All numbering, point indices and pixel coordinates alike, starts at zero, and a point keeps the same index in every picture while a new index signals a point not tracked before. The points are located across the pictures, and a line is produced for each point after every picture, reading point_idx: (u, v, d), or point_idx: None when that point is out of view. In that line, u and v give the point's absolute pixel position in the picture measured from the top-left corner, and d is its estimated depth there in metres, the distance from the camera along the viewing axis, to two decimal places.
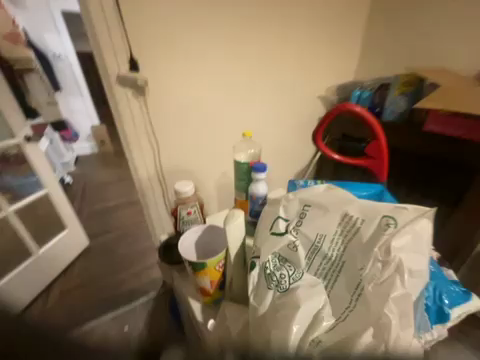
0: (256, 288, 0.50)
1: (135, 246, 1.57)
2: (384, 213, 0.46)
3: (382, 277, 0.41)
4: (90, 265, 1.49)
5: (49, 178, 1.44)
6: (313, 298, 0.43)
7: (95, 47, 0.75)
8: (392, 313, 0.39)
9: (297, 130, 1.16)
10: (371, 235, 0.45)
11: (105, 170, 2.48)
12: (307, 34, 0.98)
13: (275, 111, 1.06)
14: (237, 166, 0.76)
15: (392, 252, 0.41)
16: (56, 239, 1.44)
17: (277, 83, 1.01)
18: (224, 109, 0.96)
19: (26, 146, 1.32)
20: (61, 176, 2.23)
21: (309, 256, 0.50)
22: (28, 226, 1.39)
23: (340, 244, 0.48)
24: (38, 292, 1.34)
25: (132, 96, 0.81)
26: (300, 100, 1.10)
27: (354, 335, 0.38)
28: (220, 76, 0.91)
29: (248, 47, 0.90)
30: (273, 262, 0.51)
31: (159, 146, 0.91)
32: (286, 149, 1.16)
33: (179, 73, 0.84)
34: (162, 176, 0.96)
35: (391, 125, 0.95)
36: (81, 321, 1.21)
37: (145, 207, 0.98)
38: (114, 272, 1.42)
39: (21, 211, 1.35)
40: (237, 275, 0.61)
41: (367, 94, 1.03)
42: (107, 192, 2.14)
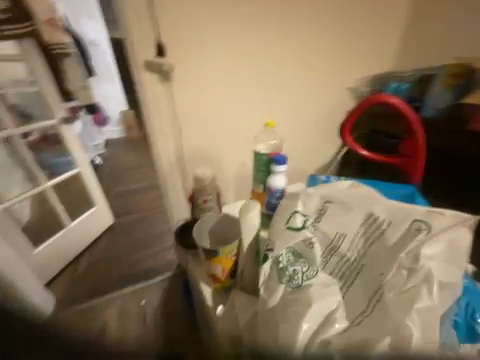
0: (267, 281, 0.48)
1: (154, 228, 1.64)
2: (415, 217, 0.44)
3: (406, 286, 0.39)
4: (114, 242, 1.60)
5: (81, 158, 1.55)
6: (326, 299, 0.42)
7: (126, 32, 0.78)
8: (414, 325, 0.36)
9: (325, 124, 1.07)
10: (397, 240, 0.44)
11: (131, 154, 2.60)
12: (343, 15, 0.88)
13: (297, 105, 1.00)
14: (256, 156, 0.75)
15: (421, 259, 0.40)
16: (85, 214, 1.56)
17: (306, 71, 0.94)
18: (247, 97, 0.93)
19: (62, 127, 1.44)
20: (92, 158, 2.39)
21: (326, 255, 0.48)
22: (62, 202, 1.53)
23: (361, 246, 0.46)
24: (69, 260, 1.49)
25: (158, 80, 0.83)
26: (333, 88, 1.00)
27: (371, 340, 0.37)
28: (245, 61, 0.88)
29: (274, 33, 0.85)
30: (287, 256, 0.48)
31: (181, 132, 0.92)
32: (310, 142, 1.10)
33: (204, 58, 0.83)
34: (182, 164, 0.98)
35: (429, 121, 0.86)
36: (105, 291, 1.34)
37: (165, 191, 1.02)
38: (134, 251, 1.52)
39: (57, 187, 1.49)
40: (249, 266, 0.61)
41: (405, 87, 0.93)
42: (131, 175, 2.26)
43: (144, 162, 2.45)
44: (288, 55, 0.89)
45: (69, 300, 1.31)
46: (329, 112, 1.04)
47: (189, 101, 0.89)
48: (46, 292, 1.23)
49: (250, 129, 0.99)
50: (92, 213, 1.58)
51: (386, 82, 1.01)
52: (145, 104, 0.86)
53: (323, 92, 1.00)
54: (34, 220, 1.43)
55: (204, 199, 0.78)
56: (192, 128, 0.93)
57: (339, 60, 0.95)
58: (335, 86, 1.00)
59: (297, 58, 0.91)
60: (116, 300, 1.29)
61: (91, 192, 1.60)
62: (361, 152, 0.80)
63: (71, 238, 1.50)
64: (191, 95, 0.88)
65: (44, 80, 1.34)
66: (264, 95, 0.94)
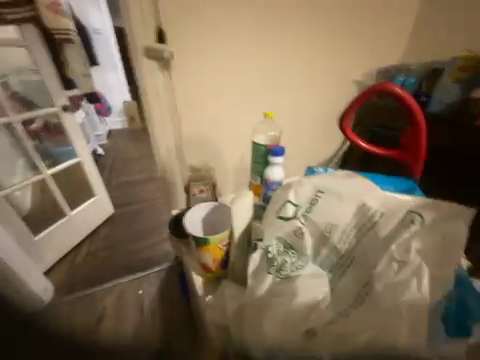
0: (255, 269, 0.47)
1: (154, 220, 1.65)
2: (406, 209, 0.45)
3: (396, 278, 0.40)
4: (112, 232, 1.62)
5: (82, 148, 1.55)
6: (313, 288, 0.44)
7: (125, 17, 0.76)
8: (401, 318, 0.38)
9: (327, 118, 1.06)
10: (389, 231, 0.44)
11: (133, 145, 2.60)
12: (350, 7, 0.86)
13: (299, 99, 0.98)
14: (254, 148, 0.74)
15: (411, 253, 0.41)
16: (86, 204, 1.57)
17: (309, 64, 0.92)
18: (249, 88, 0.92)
19: (63, 115, 1.43)
20: (94, 148, 2.40)
21: (316, 245, 0.49)
22: (63, 190, 1.54)
23: (353, 237, 0.47)
24: (68, 248, 1.51)
25: (158, 69, 0.82)
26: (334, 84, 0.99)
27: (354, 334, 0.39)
28: (247, 52, 0.86)
29: (278, 23, 0.82)
30: (277, 247, 0.48)
31: (180, 122, 0.91)
32: (311, 137, 1.08)
33: (206, 48, 0.82)
34: (181, 158, 0.98)
35: (434, 117, 0.84)
36: (103, 280, 1.35)
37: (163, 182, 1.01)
38: (134, 241, 1.53)
39: (58, 176, 1.50)
40: (240, 257, 0.61)
41: (411, 80, 0.90)
42: (133, 166, 2.26)
43: (146, 153, 2.44)
44: (292, 46, 0.87)
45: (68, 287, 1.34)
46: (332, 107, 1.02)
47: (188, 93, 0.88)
48: (46, 279, 1.26)
49: (251, 122, 0.97)
50: (92, 202, 1.59)
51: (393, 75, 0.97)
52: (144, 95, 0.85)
53: (326, 87, 0.97)
54: (35, 208, 1.44)
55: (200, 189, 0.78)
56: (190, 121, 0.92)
57: (344, 54, 0.92)
58: (339, 80, 0.97)
59: (301, 50, 0.88)
60: (114, 290, 1.29)
61: (92, 182, 1.60)
62: (360, 143, 0.77)
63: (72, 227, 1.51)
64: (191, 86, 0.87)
65: (45, 67, 1.32)
66: (265, 88, 0.92)
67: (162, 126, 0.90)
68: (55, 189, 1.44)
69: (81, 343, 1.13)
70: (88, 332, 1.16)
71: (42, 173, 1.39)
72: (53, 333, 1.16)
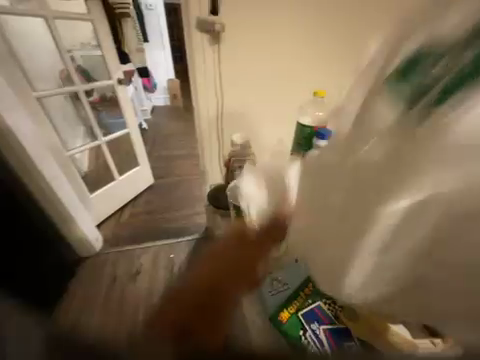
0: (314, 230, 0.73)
1: (191, 193, 1.84)
2: None
3: None
4: (152, 200, 1.82)
5: (132, 121, 1.74)
6: None
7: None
8: None
9: None
10: None
11: (173, 122, 2.79)
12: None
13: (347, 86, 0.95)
14: (299, 128, 0.71)
15: None
16: (132, 172, 1.79)
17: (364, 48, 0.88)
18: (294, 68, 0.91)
19: (118, 88, 1.60)
20: (140, 122, 2.63)
21: None
22: (114, 157, 1.73)
23: None
24: (112, 210, 1.71)
25: (208, 46, 0.82)
26: None
27: None
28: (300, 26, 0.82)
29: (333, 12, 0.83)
30: None
31: (223, 97, 0.92)
32: None
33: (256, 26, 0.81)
34: (220, 124, 0.97)
35: None
36: (141, 239, 1.54)
37: (202, 159, 1.05)
38: (170, 209, 1.72)
39: (111, 143, 1.68)
40: None
41: None
42: (174, 141, 2.45)
43: (184, 131, 2.62)
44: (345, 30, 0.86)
45: (114, 242, 1.53)
46: None
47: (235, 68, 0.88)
48: (96, 231, 1.46)
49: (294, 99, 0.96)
50: (137, 171, 1.82)
51: None
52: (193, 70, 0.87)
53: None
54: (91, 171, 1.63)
55: (240, 165, 0.77)
56: (233, 94, 0.92)
57: None
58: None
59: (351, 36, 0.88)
60: (146, 252, 1.45)
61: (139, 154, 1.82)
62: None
63: (118, 190, 1.72)
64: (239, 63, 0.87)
65: (106, 44, 1.48)
66: (309, 64, 0.91)
67: (206, 95, 0.90)
68: (108, 154, 1.63)
69: (121, 291, 1.29)
70: (128, 281, 1.32)
71: (98, 140, 1.56)
72: (99, 278, 1.35)
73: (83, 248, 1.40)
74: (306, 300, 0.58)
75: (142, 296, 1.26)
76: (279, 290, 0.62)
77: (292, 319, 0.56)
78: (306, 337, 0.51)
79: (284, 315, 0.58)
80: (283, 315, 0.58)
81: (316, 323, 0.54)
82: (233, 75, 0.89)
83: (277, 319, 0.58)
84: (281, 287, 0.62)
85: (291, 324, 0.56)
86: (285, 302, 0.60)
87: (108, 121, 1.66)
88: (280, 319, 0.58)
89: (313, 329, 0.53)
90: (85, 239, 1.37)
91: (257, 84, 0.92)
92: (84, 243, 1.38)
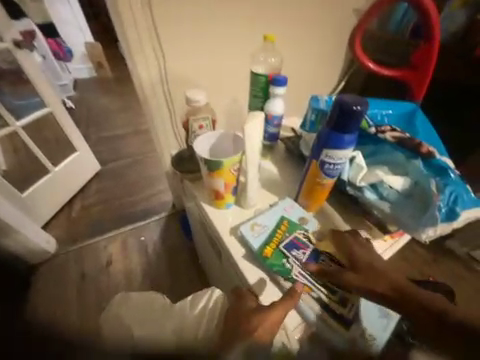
0: (253, 231, 0.49)
1: (147, 173, 1.71)
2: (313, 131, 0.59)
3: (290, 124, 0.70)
4: (201, 301, 0.50)
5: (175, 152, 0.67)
6: (259, 236, 0.48)
7: None
8: (271, 167, 0.67)
9: (316, 37, 0.86)
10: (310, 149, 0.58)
11: (107, 97, 2.50)
12: None
13: (262, 31, 0.77)
14: (253, 78, 0.65)
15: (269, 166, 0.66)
16: (225, 154, 0.52)
17: (219, 5, 0.69)
18: (156, 38, 0.68)
19: (198, 139, 0.49)
20: (63, 100, 2.26)
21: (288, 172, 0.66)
22: (41, 147, 1.46)
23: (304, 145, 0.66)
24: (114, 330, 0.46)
25: (123, 10, 0.61)
26: (273, 23, 0.77)
27: (251, 238, 0.48)
28: (152, 30, 0.66)
29: None
30: None
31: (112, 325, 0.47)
32: (255, 54, 0.80)
33: None
34: (165, 86, 0.77)
35: (390, 36, 0.78)
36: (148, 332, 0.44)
37: (247, 186, 0.52)
38: (130, 193, 1.59)
39: (29, 128, 1.38)
40: (245, 196, 0.54)
41: (328, 99, 0.59)
42: (114, 119, 2.21)
43: (120, 108, 2.36)
44: None
45: (69, 239, 1.37)
46: (334, 39, 0.88)
47: (176, 28, 0.68)
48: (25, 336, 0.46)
49: (194, 17, 0.68)
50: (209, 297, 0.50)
51: (242, 27, 0.74)
52: (122, 35, 0.66)
53: (323, 19, 0.82)
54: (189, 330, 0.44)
55: (199, 124, 0.62)
56: (178, 57, 0.73)
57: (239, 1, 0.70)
58: (339, 10, 0.82)
59: None
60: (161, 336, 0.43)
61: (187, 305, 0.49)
62: (367, 63, 0.72)
63: (54, 183, 1.45)
64: (181, 33, 0.69)
65: None
66: (295, 15, 0.78)
67: (146, 66, 0.71)
68: (30, 142, 1.34)
69: (94, 284, 1.20)
70: (98, 275, 1.23)
71: (207, 297, 0.50)
72: (63, 282, 1.22)
73: (35, 255, 1.23)
74: (285, 232, 0.48)
75: (118, 285, 1.19)
76: (262, 231, 0.49)
77: (277, 251, 0.46)
78: (292, 262, 0.44)
79: (268, 250, 0.46)
80: (267, 250, 0.46)
81: (297, 250, 0.45)
82: (174, 36, 0.69)
83: (259, 255, 0.46)
84: (261, 228, 0.49)
85: (275, 257, 0.45)
86: (267, 238, 0.47)
87: (14, 103, 1.32)
88: (265, 256, 0.45)
89: (298, 257, 0.45)
90: (30, 244, 1.17)
91: (208, 32, 0.72)
92: (34, 251, 1.21)
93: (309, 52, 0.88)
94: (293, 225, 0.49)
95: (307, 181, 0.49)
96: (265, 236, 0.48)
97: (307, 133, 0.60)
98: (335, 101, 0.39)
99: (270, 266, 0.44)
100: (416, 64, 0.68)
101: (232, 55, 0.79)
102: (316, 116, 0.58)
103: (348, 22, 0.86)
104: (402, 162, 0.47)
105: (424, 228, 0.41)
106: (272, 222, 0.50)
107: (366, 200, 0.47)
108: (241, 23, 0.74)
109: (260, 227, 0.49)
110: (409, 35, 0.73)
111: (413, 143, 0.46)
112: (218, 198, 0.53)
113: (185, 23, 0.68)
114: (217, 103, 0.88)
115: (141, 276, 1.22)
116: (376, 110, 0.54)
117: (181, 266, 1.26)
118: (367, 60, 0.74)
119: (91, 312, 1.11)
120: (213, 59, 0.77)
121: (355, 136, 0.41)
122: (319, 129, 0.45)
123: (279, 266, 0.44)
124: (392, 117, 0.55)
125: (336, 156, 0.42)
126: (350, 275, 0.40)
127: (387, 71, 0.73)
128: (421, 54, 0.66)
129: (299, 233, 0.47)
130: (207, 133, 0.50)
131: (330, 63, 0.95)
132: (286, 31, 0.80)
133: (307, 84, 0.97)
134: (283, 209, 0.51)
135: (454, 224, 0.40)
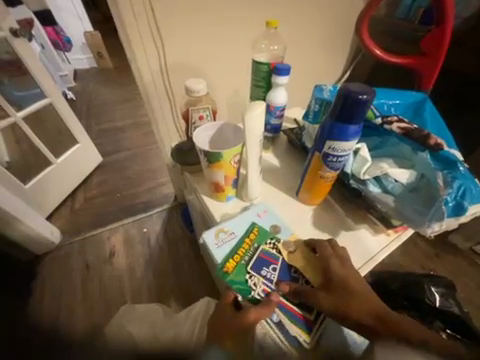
0: (216, 241, 0.47)
1: (148, 165, 1.71)
2: (317, 122, 0.57)
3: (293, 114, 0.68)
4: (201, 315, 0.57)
5: (175, 147, 0.65)
6: (222, 246, 0.46)
7: None
8: (273, 158, 0.66)
9: (322, 22, 0.82)
10: (313, 140, 0.57)
11: (108, 88, 2.47)
12: None
13: (266, 15, 0.74)
14: (255, 67, 0.63)
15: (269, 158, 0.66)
16: (225, 146, 0.51)
17: None
18: (154, 23, 0.65)
19: (196, 132, 0.48)
20: (63, 91, 2.24)
21: (291, 164, 0.65)
22: (42, 139, 1.45)
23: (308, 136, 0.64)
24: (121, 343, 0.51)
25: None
26: (277, 8, 0.74)
27: (213, 247, 0.46)
28: (150, 14, 0.63)
29: None
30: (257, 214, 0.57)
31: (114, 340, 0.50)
32: (258, 40, 0.77)
33: None
34: (165, 75, 0.75)
35: (399, 20, 0.75)
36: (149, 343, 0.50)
37: (248, 180, 0.52)
38: (132, 186, 1.59)
39: (29, 120, 1.37)
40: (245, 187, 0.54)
41: (333, 88, 0.57)
42: (116, 110, 2.19)
43: (122, 99, 2.33)
44: None
45: (73, 231, 1.39)
46: (340, 24, 0.85)
47: (176, 12, 0.65)
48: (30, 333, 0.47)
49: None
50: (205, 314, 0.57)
51: (245, 12, 0.71)
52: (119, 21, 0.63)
53: (329, 2, 0.78)
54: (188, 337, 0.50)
55: (200, 115, 0.61)
56: (178, 44, 0.71)
57: None
58: None
59: None
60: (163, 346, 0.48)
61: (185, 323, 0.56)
62: (374, 50, 0.69)
63: (56, 175, 1.46)
64: (181, 18, 0.66)
65: None
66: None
67: (145, 54, 0.68)
68: (31, 134, 1.34)
69: (98, 273, 1.22)
70: (102, 265, 1.25)
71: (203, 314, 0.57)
72: (67, 272, 1.24)
73: (40, 246, 1.24)
74: (253, 243, 0.46)
75: (121, 275, 1.21)
76: (226, 240, 0.47)
77: (238, 266, 0.43)
78: (255, 281, 0.42)
79: (229, 264, 0.44)
80: (228, 265, 0.44)
81: (265, 268, 0.43)
82: (173, 21, 0.66)
83: (219, 270, 0.44)
84: (227, 237, 0.47)
85: (236, 272, 0.43)
86: (230, 251, 0.45)
87: (15, 94, 1.31)
88: (225, 271, 0.43)
89: (265, 276, 0.43)
90: (34, 235, 1.19)
91: (209, 17, 0.69)
92: (38, 242, 1.22)
93: (314, 38, 0.85)
94: (263, 235, 0.47)
95: (309, 174, 0.48)
96: (228, 248, 0.46)
97: (310, 125, 0.58)
98: (340, 90, 0.38)
99: (230, 283, 0.42)
100: (426, 51, 0.65)
101: (233, 41, 0.76)
102: (320, 107, 0.56)
103: (355, 6, 0.82)
104: (409, 154, 0.46)
105: (430, 223, 0.40)
106: (237, 234, 0.47)
107: (370, 194, 0.46)
108: (242, 8, 0.70)
109: (226, 235, 0.47)
110: (418, 19, 0.71)
111: (422, 134, 0.44)
112: (221, 191, 0.52)
113: (184, 7, 0.65)
114: (218, 92, 0.86)
115: (143, 267, 1.24)
116: (383, 100, 0.52)
117: (182, 257, 1.28)
118: (375, 47, 0.71)
119: (95, 302, 1.13)
120: (214, 46, 0.74)
121: (360, 127, 0.39)
122: (322, 120, 0.43)
123: (241, 284, 0.42)
124: (400, 107, 0.53)
125: (340, 148, 0.41)
126: (324, 297, 0.39)
127: (394, 57, 0.70)
128: (431, 40, 0.63)
129: (266, 246, 0.45)
130: (204, 125, 0.49)
131: (335, 50, 0.92)
132: (291, 15, 0.77)
133: (311, 73, 0.94)
134: (251, 218, 0.50)
135: (461, 218, 0.38)
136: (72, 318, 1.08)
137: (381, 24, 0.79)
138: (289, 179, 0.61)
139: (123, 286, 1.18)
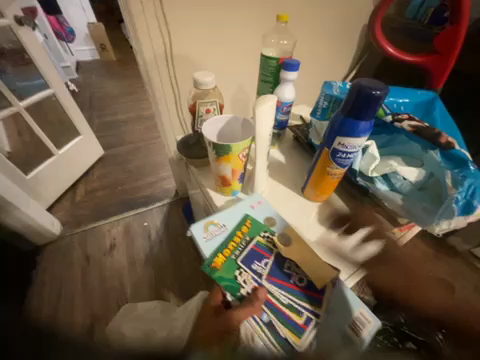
0: (205, 233, 0.46)
1: (150, 159, 1.70)
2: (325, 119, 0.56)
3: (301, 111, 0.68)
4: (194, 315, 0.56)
5: (181, 140, 0.65)
6: (212, 240, 0.45)
7: None
8: (279, 155, 0.66)
9: (332, 19, 0.81)
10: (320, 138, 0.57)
11: (110, 81, 2.45)
12: None
13: (275, 11, 0.73)
14: (264, 61, 0.63)
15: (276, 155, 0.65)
16: (233, 139, 0.51)
17: None
18: (163, 15, 0.64)
19: (205, 124, 0.47)
20: (65, 82, 2.22)
21: (297, 161, 0.65)
22: (45, 130, 1.45)
23: None
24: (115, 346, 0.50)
25: None
26: (287, 4, 0.73)
27: (200, 244, 0.45)
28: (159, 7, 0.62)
29: None
30: None
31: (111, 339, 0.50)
32: (267, 36, 0.77)
33: None
34: (171, 67, 0.74)
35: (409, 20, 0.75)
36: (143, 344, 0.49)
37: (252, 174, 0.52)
38: (133, 179, 1.58)
39: (32, 110, 1.36)
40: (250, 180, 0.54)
41: (344, 85, 0.57)
42: (118, 103, 2.18)
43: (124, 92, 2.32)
44: None
45: (73, 222, 1.39)
46: (349, 22, 0.84)
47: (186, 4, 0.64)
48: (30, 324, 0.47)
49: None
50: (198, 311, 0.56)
51: (255, 6, 0.71)
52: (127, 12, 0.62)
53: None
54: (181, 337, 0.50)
55: (207, 109, 0.60)
56: (187, 37, 0.70)
57: None
58: None
59: None
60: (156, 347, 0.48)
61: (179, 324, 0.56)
62: (387, 47, 0.68)
63: (58, 167, 1.45)
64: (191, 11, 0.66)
65: None
66: None
67: (152, 46, 0.68)
68: (33, 124, 1.33)
69: (98, 265, 1.23)
70: (102, 257, 1.25)
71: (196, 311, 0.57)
72: (67, 264, 1.24)
73: (40, 236, 1.25)
74: (245, 236, 0.46)
75: (121, 267, 1.22)
76: (217, 234, 0.46)
77: (228, 262, 0.43)
78: (244, 278, 0.41)
79: (217, 260, 0.43)
80: (216, 261, 0.43)
81: (256, 263, 0.43)
82: (183, 12, 0.65)
83: (207, 268, 0.42)
84: (218, 230, 0.47)
85: (225, 269, 0.42)
86: (219, 245, 0.45)
87: (18, 84, 1.30)
88: (213, 266, 0.42)
89: (255, 270, 0.42)
90: (35, 225, 1.19)
91: (219, 10, 0.68)
92: (39, 233, 1.23)
93: (323, 35, 0.84)
94: (255, 228, 0.47)
95: (316, 172, 0.49)
96: (217, 242, 0.45)
97: (317, 122, 0.58)
98: (354, 85, 0.37)
99: (218, 280, 0.41)
100: (439, 50, 0.65)
101: (242, 36, 0.75)
102: (329, 104, 0.56)
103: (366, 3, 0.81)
104: (418, 153, 0.46)
105: (438, 221, 0.40)
106: (227, 227, 0.47)
107: (378, 191, 0.46)
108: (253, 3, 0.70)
109: (217, 228, 0.47)
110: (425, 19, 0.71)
111: (432, 132, 0.44)
112: (227, 186, 0.52)
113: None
114: (223, 88, 0.85)
115: (143, 260, 1.25)
116: (394, 99, 0.52)
117: (183, 251, 1.28)
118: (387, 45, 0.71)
119: (95, 293, 1.14)
120: (223, 40, 0.74)
121: (371, 124, 0.39)
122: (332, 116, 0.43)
123: (229, 280, 0.41)
124: (411, 106, 0.53)
125: (350, 144, 0.41)
126: None
127: (406, 57, 0.69)
128: (444, 39, 0.63)
129: (261, 237, 0.46)
130: (212, 118, 0.48)
131: (343, 49, 0.91)
132: (301, 12, 0.76)
133: (318, 71, 0.94)
134: (245, 213, 0.49)
135: (471, 216, 0.38)
136: (72, 308, 1.09)
137: (392, 22, 0.78)
138: (292, 175, 0.61)
139: (123, 278, 1.18)
